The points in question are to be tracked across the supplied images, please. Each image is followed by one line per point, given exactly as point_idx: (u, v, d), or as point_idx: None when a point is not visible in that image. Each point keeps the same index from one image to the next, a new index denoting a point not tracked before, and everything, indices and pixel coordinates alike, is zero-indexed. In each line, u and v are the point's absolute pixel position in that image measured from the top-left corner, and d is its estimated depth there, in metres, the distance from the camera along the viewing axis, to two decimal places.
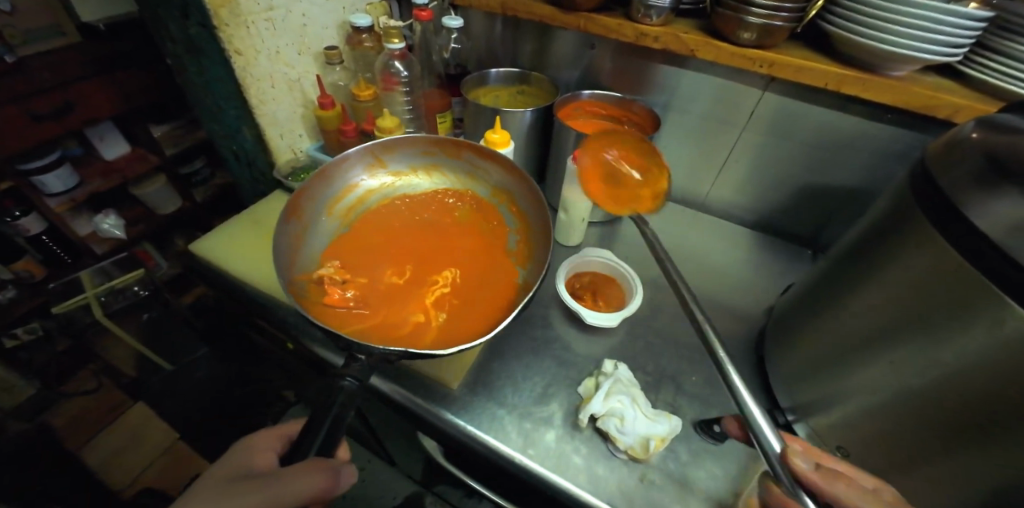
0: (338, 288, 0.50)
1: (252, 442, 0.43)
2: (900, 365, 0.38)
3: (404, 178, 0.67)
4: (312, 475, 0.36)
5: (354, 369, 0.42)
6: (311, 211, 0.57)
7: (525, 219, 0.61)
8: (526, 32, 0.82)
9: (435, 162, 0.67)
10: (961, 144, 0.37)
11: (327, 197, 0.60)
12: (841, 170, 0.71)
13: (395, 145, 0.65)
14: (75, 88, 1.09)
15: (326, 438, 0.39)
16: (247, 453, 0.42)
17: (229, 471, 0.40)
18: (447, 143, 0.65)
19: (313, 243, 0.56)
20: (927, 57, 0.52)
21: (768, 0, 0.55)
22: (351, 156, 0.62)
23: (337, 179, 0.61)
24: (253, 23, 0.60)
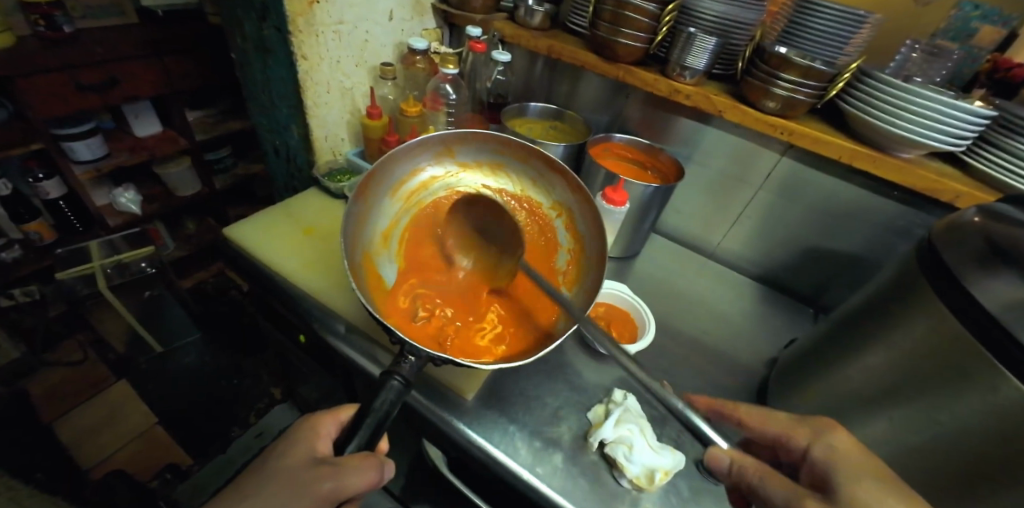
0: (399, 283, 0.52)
1: (303, 425, 0.44)
2: (900, 421, 0.40)
3: (470, 169, 0.63)
4: (367, 470, 0.40)
5: (403, 369, 0.41)
6: (375, 192, 0.56)
7: (581, 242, 0.60)
8: (564, 74, 0.89)
9: (502, 160, 0.63)
10: (963, 226, 0.41)
11: (392, 178, 0.58)
12: (846, 238, 0.75)
13: (468, 137, 0.61)
14: (125, 65, 1.13)
15: (372, 433, 0.40)
16: (299, 440, 0.43)
17: (289, 461, 0.41)
18: (520, 147, 0.60)
19: (374, 224, 0.56)
20: (934, 143, 0.57)
21: (793, 76, 0.61)
22: (422, 142, 0.59)
23: (404, 163, 0.59)
24: (323, 33, 0.65)
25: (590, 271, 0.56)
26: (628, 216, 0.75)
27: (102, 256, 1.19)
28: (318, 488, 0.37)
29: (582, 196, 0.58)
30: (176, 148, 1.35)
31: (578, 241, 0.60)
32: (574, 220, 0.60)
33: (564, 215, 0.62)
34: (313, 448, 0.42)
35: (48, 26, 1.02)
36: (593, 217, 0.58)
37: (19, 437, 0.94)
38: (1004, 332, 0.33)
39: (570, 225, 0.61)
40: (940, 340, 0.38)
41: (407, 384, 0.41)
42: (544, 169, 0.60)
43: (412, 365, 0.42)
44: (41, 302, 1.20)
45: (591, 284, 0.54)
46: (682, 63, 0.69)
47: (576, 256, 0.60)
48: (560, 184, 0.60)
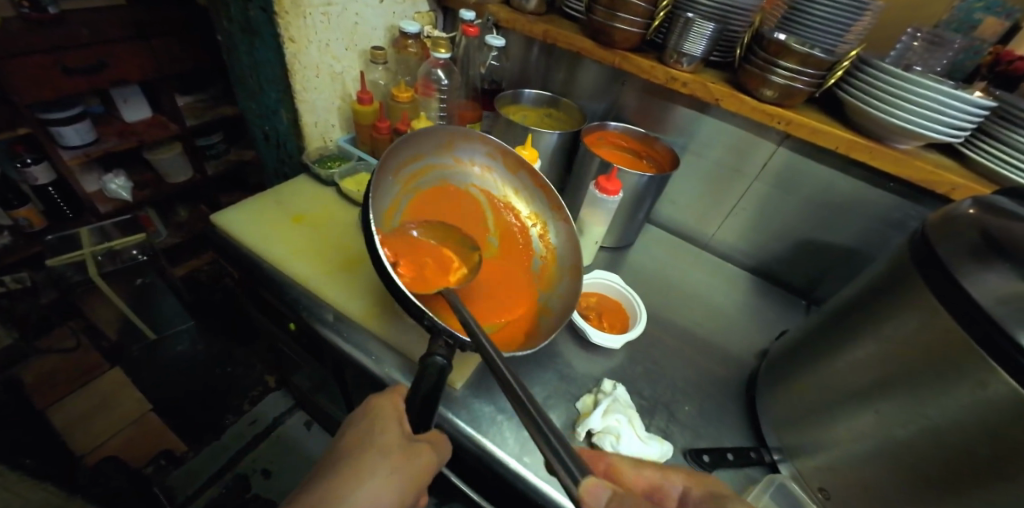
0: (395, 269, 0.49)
1: (379, 406, 0.44)
2: (888, 415, 0.40)
3: (462, 166, 0.66)
4: (445, 442, 0.45)
5: (440, 348, 0.41)
6: (386, 166, 0.54)
7: (553, 252, 0.64)
8: (560, 60, 0.87)
9: (491, 165, 0.66)
10: (958, 218, 0.41)
11: (402, 158, 0.57)
12: (841, 230, 0.75)
13: (471, 135, 0.64)
14: (112, 48, 1.10)
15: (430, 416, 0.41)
16: (384, 420, 0.43)
17: (375, 448, 0.41)
18: (513, 156, 0.65)
19: (381, 199, 0.53)
20: (932, 135, 0.56)
21: (792, 64, 0.60)
22: (432, 130, 0.60)
23: (413, 147, 0.59)
24: (311, 15, 0.63)
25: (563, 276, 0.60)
26: (622, 206, 0.74)
27: (93, 244, 1.19)
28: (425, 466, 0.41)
29: (559, 209, 0.63)
30: (166, 134, 1.33)
31: (552, 251, 0.64)
32: (549, 230, 0.65)
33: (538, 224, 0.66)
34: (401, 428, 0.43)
35: (33, 7, 0.97)
36: (569, 231, 0.63)
37: (19, 437, 0.90)
38: (993, 324, 0.33)
39: (544, 234, 0.65)
40: (932, 334, 0.38)
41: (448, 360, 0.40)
42: (527, 180, 0.65)
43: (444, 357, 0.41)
44: (31, 290, 1.18)
45: (566, 290, 0.58)
46: (680, 49, 0.67)
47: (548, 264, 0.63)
48: (539, 196, 0.65)
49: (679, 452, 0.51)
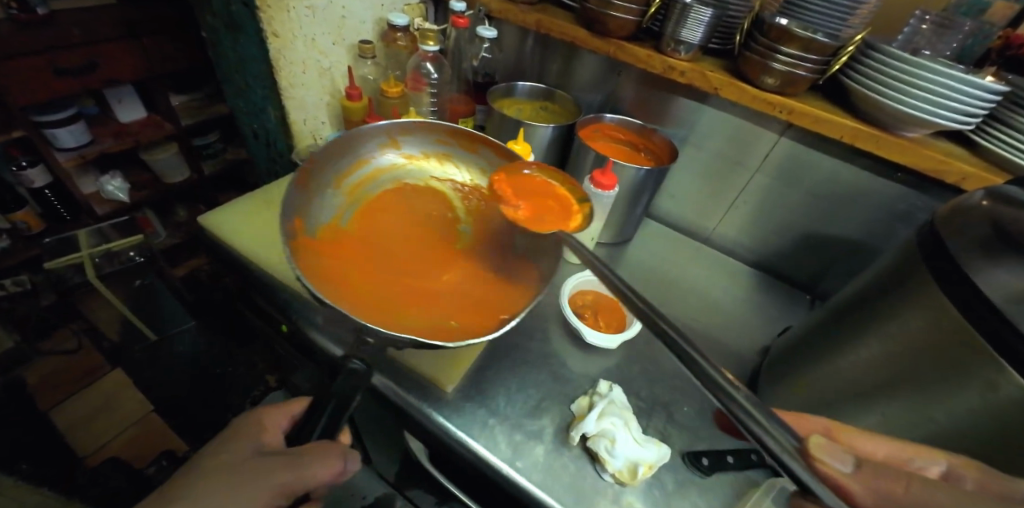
0: (338, 271, 0.49)
1: (255, 415, 0.47)
2: (893, 418, 0.40)
3: (416, 163, 0.67)
4: (331, 458, 0.40)
5: (359, 356, 0.46)
6: (318, 181, 0.57)
7: None
8: (555, 51, 0.85)
9: (448, 151, 0.67)
10: (969, 210, 0.39)
11: (336, 169, 0.59)
12: (845, 222, 0.72)
13: (411, 127, 0.64)
14: (104, 48, 1.09)
15: (331, 420, 0.43)
16: (246, 437, 0.44)
17: (237, 455, 0.41)
18: (461, 133, 0.65)
19: (318, 213, 0.55)
20: (941, 123, 0.53)
21: (794, 50, 0.58)
22: (366, 132, 0.62)
23: (349, 153, 0.61)
24: (295, 9, 0.61)
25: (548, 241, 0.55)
26: (619, 201, 0.72)
27: (91, 246, 1.18)
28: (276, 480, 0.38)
29: (529, 171, 0.62)
30: (161, 133, 1.32)
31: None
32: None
33: None
34: (263, 439, 0.44)
35: (21, 9, 0.96)
36: (543, 190, 0.60)
37: (19, 437, 0.95)
38: (1003, 322, 0.31)
39: None
40: (935, 333, 0.36)
41: (365, 366, 0.45)
42: (489, 152, 0.64)
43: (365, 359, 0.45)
44: (31, 292, 1.14)
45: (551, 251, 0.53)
46: (677, 37, 0.65)
47: (533, 235, 0.60)
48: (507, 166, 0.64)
49: (678, 454, 0.49)
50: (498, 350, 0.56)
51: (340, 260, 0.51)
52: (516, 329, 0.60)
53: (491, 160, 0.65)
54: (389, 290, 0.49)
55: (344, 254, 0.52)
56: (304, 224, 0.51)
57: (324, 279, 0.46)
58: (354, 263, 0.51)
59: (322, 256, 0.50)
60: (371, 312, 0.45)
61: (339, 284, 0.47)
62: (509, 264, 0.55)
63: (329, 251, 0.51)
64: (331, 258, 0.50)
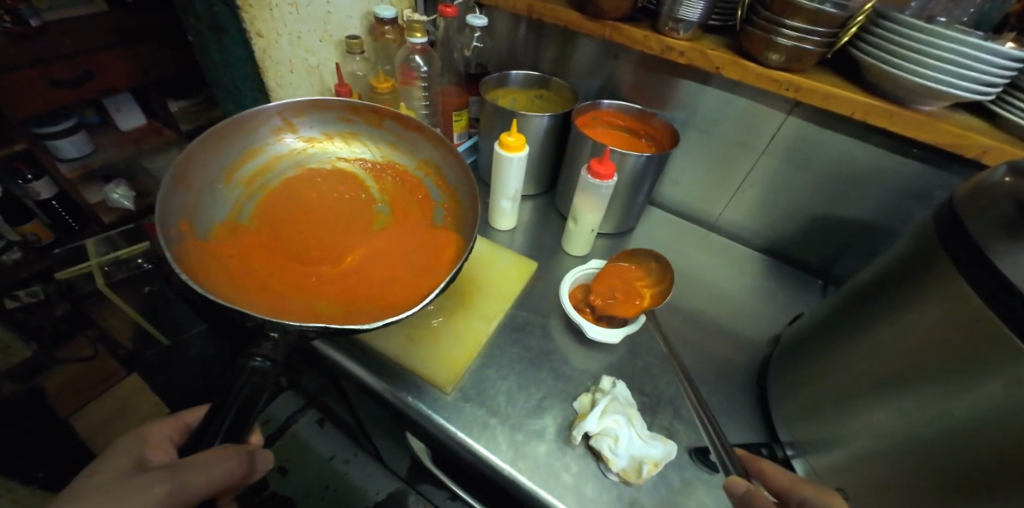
0: (234, 266, 0.49)
1: (135, 435, 0.47)
2: (909, 412, 0.37)
3: (318, 144, 0.66)
4: (227, 460, 0.40)
5: (265, 349, 0.41)
6: (204, 178, 0.55)
7: (452, 193, 0.63)
8: (550, 37, 0.82)
9: (353, 129, 0.67)
10: (991, 188, 0.36)
11: (226, 163, 0.58)
12: (857, 203, 0.69)
13: (306, 108, 0.63)
14: (96, 58, 1.08)
15: (235, 422, 0.39)
16: (131, 455, 0.45)
17: (123, 471, 0.42)
18: (363, 110, 0.65)
19: (211, 212, 0.54)
20: (960, 94, 0.50)
21: (800, 22, 0.54)
22: (255, 117, 0.60)
23: (239, 143, 0.59)
24: (277, 7, 0.60)
25: (466, 212, 0.58)
26: (620, 190, 0.70)
27: (99, 254, 1.20)
28: (152, 490, 0.37)
29: (441, 144, 0.64)
30: (162, 140, 1.33)
31: (449, 190, 0.63)
32: (442, 170, 0.64)
33: (430, 171, 0.66)
34: (141, 457, 0.44)
35: (14, 21, 0.95)
36: (455, 162, 0.62)
37: (19, 437, 0.99)
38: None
39: (437, 179, 0.65)
40: (960, 325, 0.34)
41: (271, 361, 0.40)
42: (396, 128, 0.66)
43: (274, 343, 0.41)
44: (44, 303, 1.15)
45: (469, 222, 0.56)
46: (675, 16, 0.62)
47: (452, 206, 0.62)
48: (419, 141, 0.66)
49: (684, 450, 0.48)
50: (498, 348, 0.55)
51: (235, 254, 0.51)
52: (515, 326, 0.59)
53: (400, 135, 0.67)
54: (294, 277, 0.50)
55: (245, 249, 0.52)
56: (192, 226, 0.50)
57: (221, 279, 0.46)
58: (256, 255, 0.52)
59: (217, 254, 0.49)
60: (268, 302, 0.46)
61: (236, 281, 0.47)
62: (426, 238, 0.58)
63: (228, 248, 0.51)
64: (225, 254, 0.50)
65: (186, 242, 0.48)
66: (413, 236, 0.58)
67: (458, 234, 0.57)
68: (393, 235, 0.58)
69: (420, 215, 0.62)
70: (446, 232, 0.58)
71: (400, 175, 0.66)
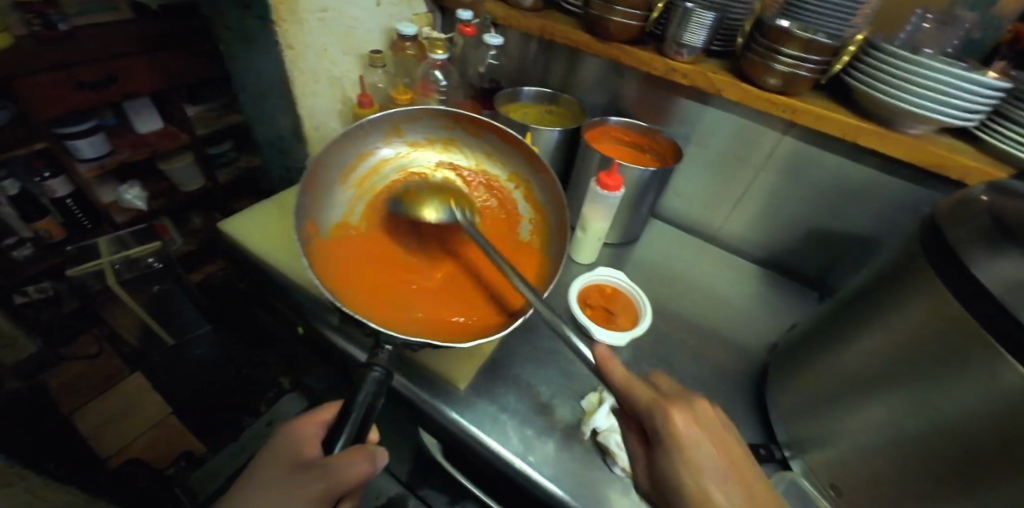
0: (351, 274, 0.51)
1: (290, 429, 0.45)
2: (897, 407, 0.39)
3: (420, 148, 0.64)
4: (358, 463, 0.39)
5: (381, 360, 0.44)
6: (324, 181, 0.55)
7: (542, 212, 0.61)
8: (559, 55, 0.86)
9: (454, 136, 0.64)
10: (970, 204, 0.39)
11: (340, 166, 0.57)
12: (850, 218, 0.73)
13: (415, 114, 0.61)
14: (121, 62, 1.11)
15: (358, 426, 0.42)
16: (286, 447, 0.43)
17: (281, 465, 0.42)
18: (467, 119, 0.62)
19: (328, 214, 0.55)
20: (945, 119, 0.54)
21: (795, 50, 0.59)
22: (370, 122, 0.58)
23: (352, 146, 0.58)
24: (307, 21, 0.64)
25: (553, 237, 0.58)
26: (625, 201, 0.74)
27: (110, 253, 1.19)
28: (307, 492, 0.38)
29: (535, 161, 0.60)
30: (177, 143, 1.36)
31: (539, 208, 0.61)
32: (532, 188, 0.62)
33: (520, 186, 0.63)
34: (301, 451, 0.43)
35: (43, 25, 1.01)
36: (548, 183, 0.59)
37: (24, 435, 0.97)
38: (1003, 312, 0.32)
39: (527, 193, 0.62)
40: (943, 325, 0.37)
41: (386, 370, 0.44)
42: (494, 139, 0.62)
43: (388, 354, 0.45)
44: (53, 299, 1.22)
45: (555, 252, 0.55)
46: (679, 40, 0.66)
47: (540, 223, 0.61)
48: (513, 154, 0.62)
49: None
50: (509, 348, 0.58)
51: (350, 262, 0.52)
52: (524, 328, 0.61)
53: (496, 145, 0.63)
54: (400, 292, 0.51)
55: (359, 254, 0.54)
56: (315, 227, 0.52)
57: (345, 287, 0.48)
58: (367, 263, 0.53)
59: (334, 261, 0.51)
60: (384, 318, 0.47)
61: (358, 290, 0.49)
62: (518, 258, 0.57)
63: (343, 254, 0.52)
64: (341, 262, 0.51)
65: (311, 246, 0.50)
66: (507, 254, 0.58)
67: (547, 258, 0.57)
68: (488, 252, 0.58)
69: (511, 232, 0.61)
70: (538, 255, 0.58)
71: (492, 187, 0.64)
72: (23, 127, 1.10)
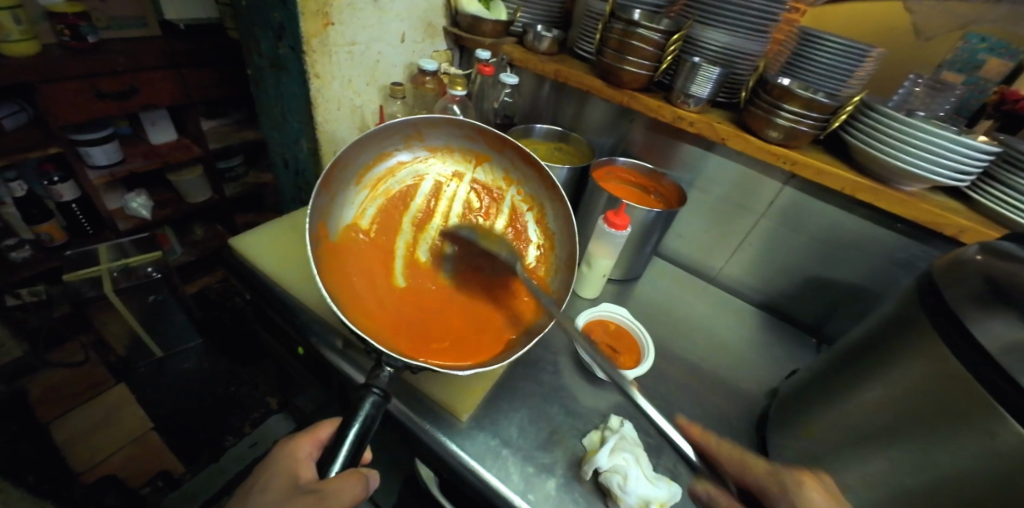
0: (356, 279, 0.51)
1: (283, 449, 0.44)
2: (900, 462, 0.40)
3: (439, 156, 0.62)
4: (353, 486, 0.40)
5: (381, 381, 0.45)
6: (340, 180, 0.54)
7: (551, 239, 0.62)
8: (570, 97, 0.91)
9: (475, 149, 0.62)
10: (965, 264, 0.41)
11: (359, 165, 0.56)
12: (848, 268, 0.75)
13: (439, 122, 0.59)
14: (143, 75, 1.15)
15: (353, 449, 0.42)
16: (281, 471, 0.42)
17: (277, 490, 0.40)
18: (492, 135, 0.60)
19: (340, 213, 0.54)
20: (938, 179, 0.57)
21: (796, 107, 0.62)
22: (393, 126, 0.56)
23: (373, 147, 0.56)
24: (336, 53, 0.68)
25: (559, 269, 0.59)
26: (630, 240, 0.75)
27: (109, 260, 1.17)
28: None
29: (553, 189, 0.59)
30: (189, 155, 1.36)
31: (549, 236, 0.61)
32: (545, 213, 0.61)
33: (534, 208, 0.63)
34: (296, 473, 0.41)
35: (73, 36, 1.04)
36: (564, 212, 0.59)
37: None
38: (1004, 373, 0.33)
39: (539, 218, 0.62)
40: (944, 383, 0.38)
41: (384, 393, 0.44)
42: (514, 158, 0.61)
43: (389, 376, 0.45)
44: (45, 303, 1.17)
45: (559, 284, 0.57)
46: (687, 91, 0.70)
47: (547, 250, 0.62)
48: (530, 176, 0.61)
49: (688, 495, 0.50)
50: (511, 382, 0.58)
51: (358, 267, 0.53)
52: (527, 361, 0.61)
53: (515, 165, 0.62)
54: (404, 303, 0.54)
55: (367, 261, 0.55)
56: (327, 227, 0.52)
57: (348, 294, 0.49)
58: (375, 269, 0.54)
59: (342, 265, 0.51)
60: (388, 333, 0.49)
61: (364, 300, 0.50)
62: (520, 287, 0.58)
63: (351, 259, 0.53)
64: (349, 267, 0.52)
65: (322, 249, 0.50)
66: (510, 280, 0.59)
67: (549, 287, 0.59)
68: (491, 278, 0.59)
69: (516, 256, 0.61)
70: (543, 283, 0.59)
71: (507, 208, 0.63)
72: (37, 131, 1.11)
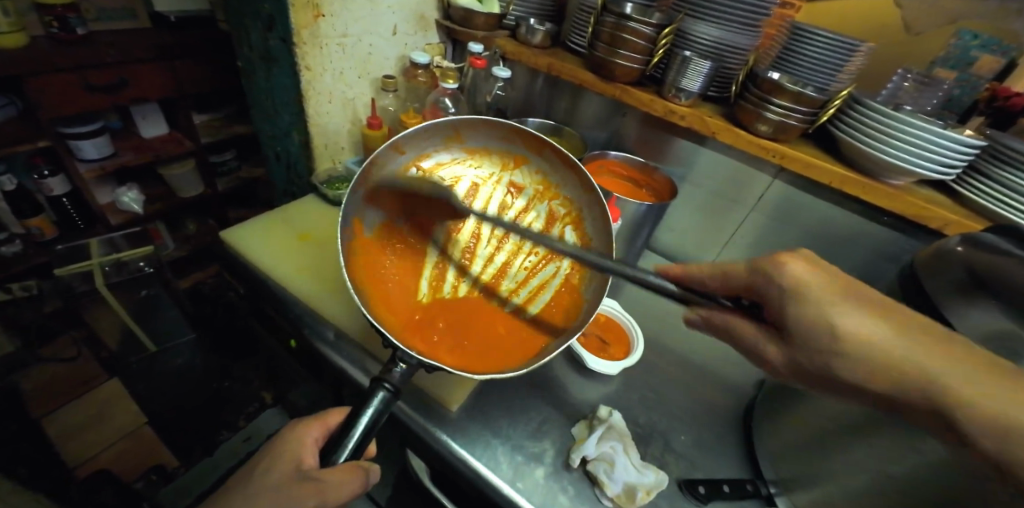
0: (389, 281, 0.53)
1: (289, 433, 0.44)
2: None
3: (476, 158, 0.63)
4: (351, 479, 0.39)
5: (393, 377, 0.43)
6: (379, 179, 0.56)
7: (585, 246, 0.60)
8: (563, 91, 0.91)
9: (514, 151, 0.62)
10: (946, 256, 0.42)
11: (399, 165, 0.57)
12: (836, 261, 0.75)
13: (477, 124, 0.60)
14: (135, 68, 1.13)
15: (362, 438, 0.41)
16: (284, 455, 0.42)
17: (277, 477, 0.40)
18: (531, 137, 0.59)
19: (375, 211, 0.55)
20: (925, 172, 0.57)
21: (785, 102, 0.63)
22: (433, 126, 0.58)
23: (412, 149, 0.58)
24: (326, 46, 0.68)
25: (593, 276, 0.56)
26: (622, 233, 0.76)
27: (101, 254, 1.15)
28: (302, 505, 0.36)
29: (591, 194, 0.58)
30: (180, 149, 1.35)
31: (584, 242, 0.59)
32: (581, 219, 0.60)
33: (569, 216, 0.61)
34: (300, 460, 0.41)
35: (61, 27, 1.03)
36: (601, 216, 0.58)
37: None
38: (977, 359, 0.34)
39: (574, 224, 0.61)
40: None
41: (395, 390, 0.42)
42: (553, 160, 0.60)
43: (401, 372, 0.43)
44: (36, 298, 1.15)
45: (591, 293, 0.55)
46: (678, 85, 0.70)
47: None
48: (568, 180, 0.60)
49: (675, 482, 0.51)
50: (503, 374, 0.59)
51: (391, 269, 0.54)
52: None
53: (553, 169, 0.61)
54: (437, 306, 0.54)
55: (400, 263, 0.55)
56: (363, 225, 0.53)
57: (382, 296, 0.50)
58: (409, 272, 0.55)
59: (376, 267, 0.52)
60: (418, 335, 0.48)
61: (395, 301, 0.51)
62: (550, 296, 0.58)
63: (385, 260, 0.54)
64: (383, 270, 0.53)
65: (358, 245, 0.51)
66: (539, 285, 0.60)
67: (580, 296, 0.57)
68: (520, 284, 0.60)
69: (546, 262, 0.61)
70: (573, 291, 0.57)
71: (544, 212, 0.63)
72: (25, 124, 1.09)
